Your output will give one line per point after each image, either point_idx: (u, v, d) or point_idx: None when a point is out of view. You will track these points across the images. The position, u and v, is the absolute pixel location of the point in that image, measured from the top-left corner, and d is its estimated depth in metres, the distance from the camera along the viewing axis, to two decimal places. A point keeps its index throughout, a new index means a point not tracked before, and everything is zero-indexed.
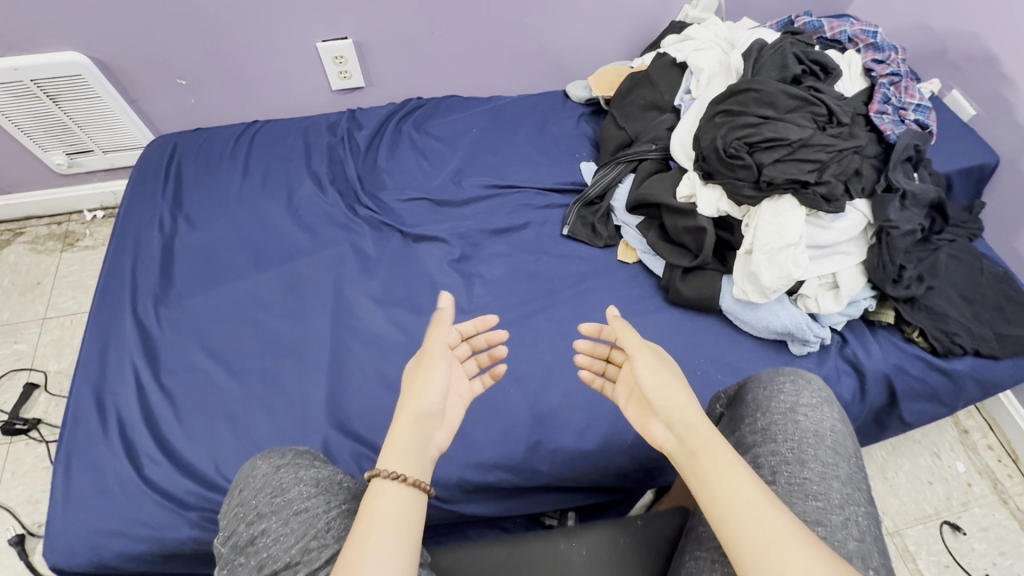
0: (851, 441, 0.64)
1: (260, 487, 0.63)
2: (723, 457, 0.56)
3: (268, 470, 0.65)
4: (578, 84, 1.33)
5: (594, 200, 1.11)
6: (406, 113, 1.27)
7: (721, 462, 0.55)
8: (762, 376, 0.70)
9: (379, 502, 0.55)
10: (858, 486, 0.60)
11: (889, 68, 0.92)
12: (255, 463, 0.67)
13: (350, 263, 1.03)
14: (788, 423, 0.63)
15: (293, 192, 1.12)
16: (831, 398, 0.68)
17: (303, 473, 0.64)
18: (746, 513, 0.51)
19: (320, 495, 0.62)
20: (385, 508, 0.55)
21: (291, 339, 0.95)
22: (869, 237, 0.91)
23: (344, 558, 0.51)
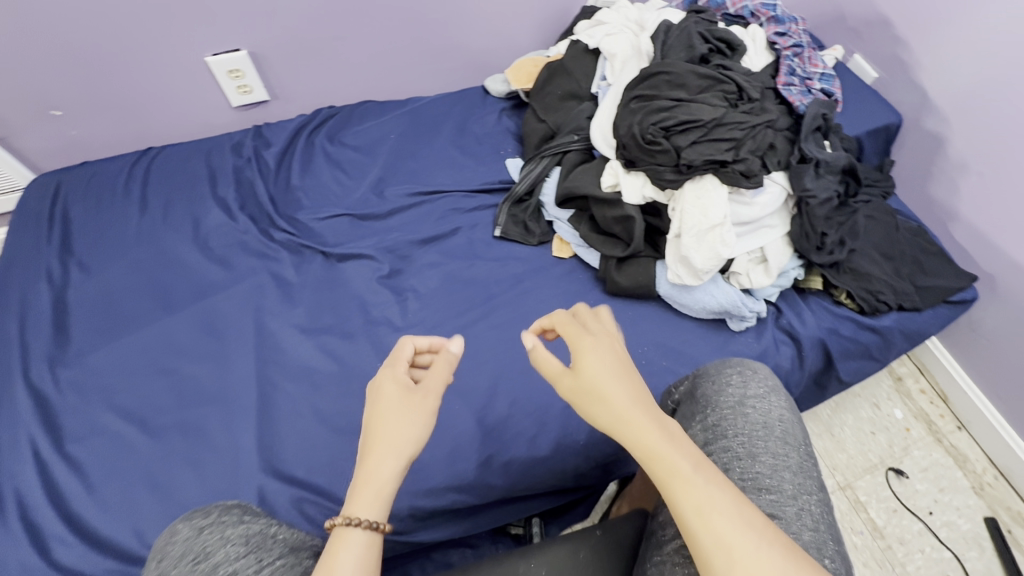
0: (800, 429, 0.64)
1: (180, 556, 0.56)
2: (687, 469, 0.48)
3: (189, 534, 0.58)
4: (496, 78, 1.29)
5: (523, 197, 1.08)
6: (318, 125, 1.20)
7: (675, 464, 0.49)
8: (711, 371, 0.70)
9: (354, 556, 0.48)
10: (810, 474, 0.60)
11: (790, 40, 0.93)
12: (175, 528, 0.61)
13: (271, 292, 0.96)
14: (738, 418, 0.63)
15: (199, 222, 1.03)
16: (777, 385, 0.68)
17: (229, 532, 0.59)
18: (708, 521, 0.45)
19: (250, 554, 0.56)
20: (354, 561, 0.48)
21: (212, 385, 0.87)
22: (790, 208, 0.93)
23: None
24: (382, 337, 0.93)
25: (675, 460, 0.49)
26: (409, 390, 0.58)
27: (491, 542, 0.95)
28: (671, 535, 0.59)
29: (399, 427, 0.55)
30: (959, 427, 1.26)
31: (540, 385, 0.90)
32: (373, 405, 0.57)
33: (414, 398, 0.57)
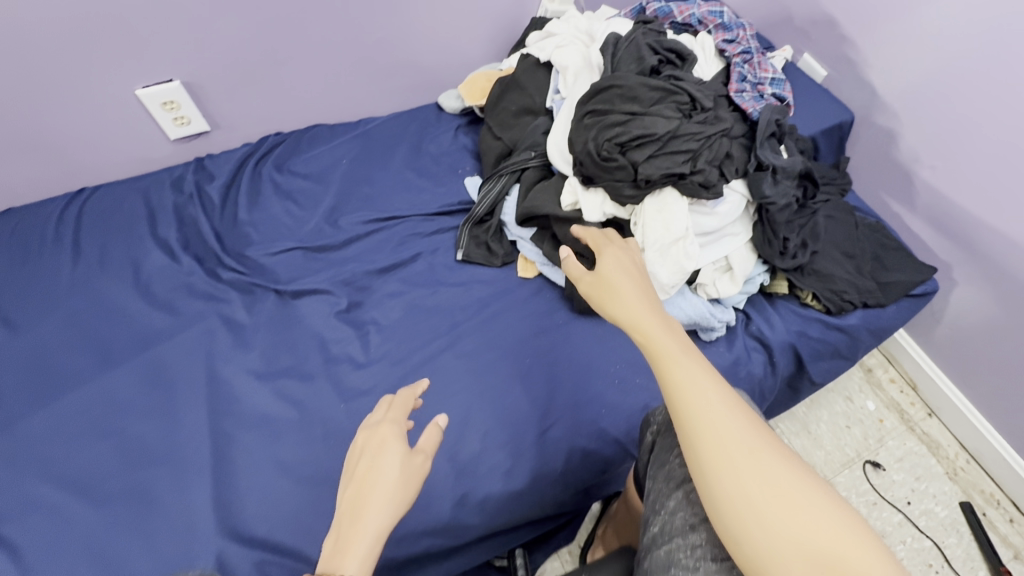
0: None
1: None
2: (675, 347, 0.60)
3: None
4: (450, 94, 1.26)
5: (484, 218, 1.05)
6: (265, 153, 1.15)
7: (668, 347, 0.60)
8: None
9: None
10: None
11: (739, 47, 0.93)
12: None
13: (221, 337, 0.90)
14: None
15: (140, 266, 0.97)
16: None
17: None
18: (693, 392, 0.56)
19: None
20: None
21: (161, 443, 0.81)
22: (751, 215, 0.92)
23: None
24: (344, 376, 0.88)
25: (670, 345, 0.60)
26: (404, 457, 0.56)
27: None
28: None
29: (385, 498, 0.53)
30: (930, 413, 1.29)
31: (512, 414, 0.87)
32: (370, 463, 0.56)
33: (415, 458, 0.56)
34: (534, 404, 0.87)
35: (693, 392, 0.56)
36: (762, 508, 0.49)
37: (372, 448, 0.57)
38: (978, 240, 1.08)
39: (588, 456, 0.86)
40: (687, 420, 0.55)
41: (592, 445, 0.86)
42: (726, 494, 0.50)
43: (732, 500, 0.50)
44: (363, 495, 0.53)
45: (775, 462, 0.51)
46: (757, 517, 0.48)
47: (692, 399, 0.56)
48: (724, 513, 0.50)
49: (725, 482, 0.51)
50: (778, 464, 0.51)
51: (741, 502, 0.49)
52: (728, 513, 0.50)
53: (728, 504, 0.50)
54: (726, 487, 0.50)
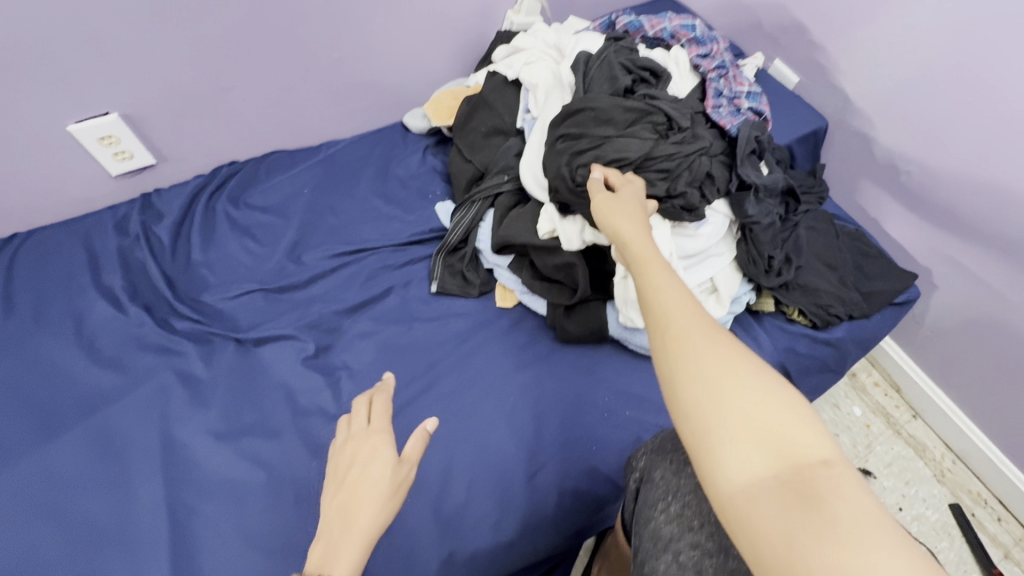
0: None
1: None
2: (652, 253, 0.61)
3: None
4: (415, 114, 1.20)
5: (458, 246, 1.00)
6: (219, 186, 1.07)
7: (648, 253, 0.61)
8: (665, 449, 0.69)
9: None
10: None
11: (714, 62, 0.90)
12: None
13: (177, 395, 0.83)
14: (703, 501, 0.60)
15: (82, 320, 0.88)
16: None
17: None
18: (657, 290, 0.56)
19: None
20: None
21: (112, 522, 0.73)
22: (734, 234, 0.90)
23: None
24: (315, 429, 0.82)
25: (645, 251, 0.61)
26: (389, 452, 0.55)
27: None
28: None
29: (376, 499, 0.51)
30: (914, 415, 1.29)
31: (498, 459, 0.81)
32: (353, 477, 0.53)
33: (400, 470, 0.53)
34: (521, 447, 0.83)
35: (667, 290, 0.55)
36: (715, 388, 0.46)
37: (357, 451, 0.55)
38: (956, 244, 1.07)
39: (580, 498, 0.82)
40: (654, 311, 0.54)
41: (583, 486, 0.82)
42: (678, 373, 0.48)
43: (685, 381, 0.47)
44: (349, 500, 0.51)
45: (736, 358, 0.48)
46: (705, 400, 0.46)
47: (664, 296, 0.55)
48: (676, 390, 0.48)
49: (679, 364, 0.48)
50: (740, 360, 0.48)
51: (694, 380, 0.47)
52: (678, 393, 0.47)
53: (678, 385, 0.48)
54: (680, 367, 0.48)
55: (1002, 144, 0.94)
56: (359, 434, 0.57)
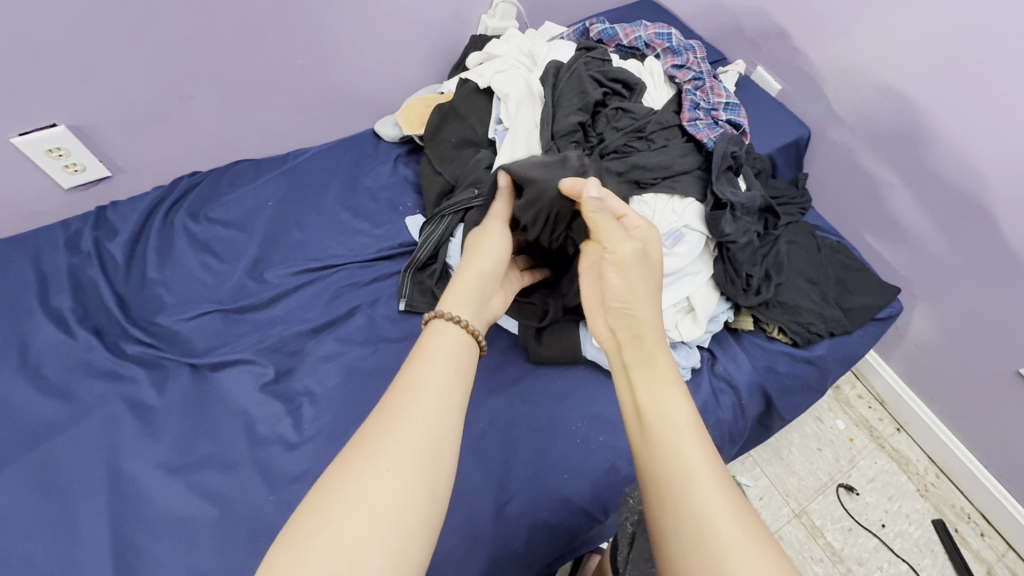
0: None
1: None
2: (666, 360, 0.63)
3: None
4: (387, 122, 1.16)
5: (427, 262, 0.96)
6: (178, 199, 1.02)
7: (661, 360, 0.63)
8: None
9: (444, 337, 0.63)
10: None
11: (690, 73, 0.86)
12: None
13: (127, 425, 0.79)
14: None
15: (27, 344, 0.84)
16: None
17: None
18: (668, 415, 0.57)
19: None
20: (444, 342, 0.62)
21: (52, 564, 0.69)
22: (711, 251, 0.86)
23: (404, 386, 0.56)
24: (272, 460, 0.78)
25: (662, 362, 0.62)
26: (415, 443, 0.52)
27: None
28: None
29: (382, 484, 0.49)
30: (898, 428, 1.27)
31: (464, 491, 0.78)
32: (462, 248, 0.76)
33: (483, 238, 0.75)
34: (488, 476, 0.79)
35: (677, 419, 0.56)
36: (715, 540, 0.48)
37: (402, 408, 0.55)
38: (940, 257, 1.05)
39: (549, 529, 0.78)
40: (664, 443, 0.55)
41: (554, 516, 0.79)
42: (678, 514, 0.51)
43: (686, 523, 0.50)
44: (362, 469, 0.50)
45: (730, 496, 0.51)
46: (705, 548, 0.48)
47: (674, 424, 0.56)
48: (676, 530, 0.51)
49: (683, 507, 0.51)
50: (737, 510, 0.50)
51: (694, 528, 0.49)
52: (675, 535, 0.50)
53: (679, 524, 0.51)
54: (683, 504, 0.51)
55: (988, 155, 0.91)
56: (424, 386, 0.56)
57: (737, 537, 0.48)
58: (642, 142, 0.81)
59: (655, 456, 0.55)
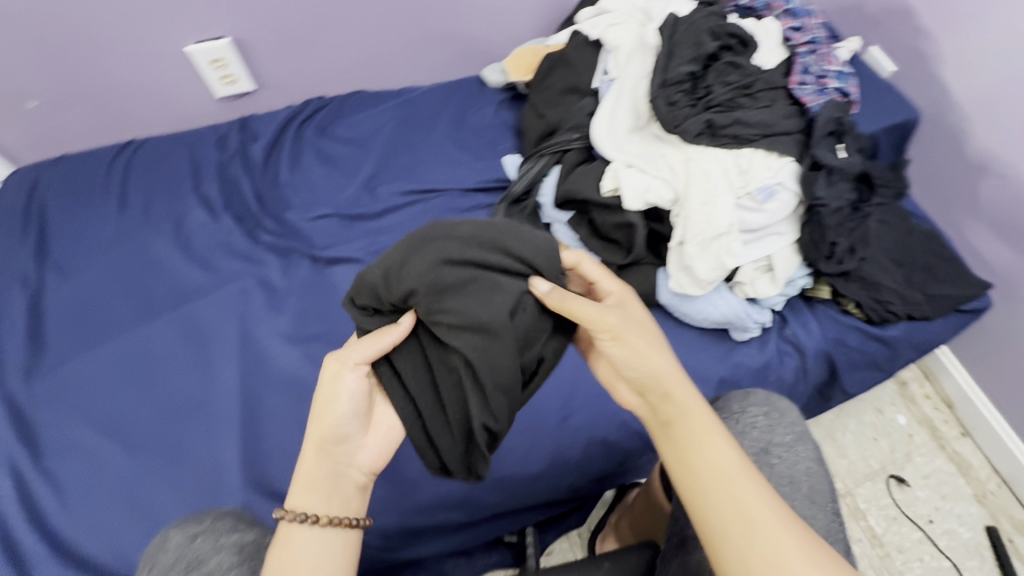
0: (826, 482, 0.66)
1: (170, 564, 0.55)
2: (706, 417, 0.57)
3: (182, 540, 0.57)
4: (494, 68, 1.23)
5: (520, 198, 1.03)
6: (307, 117, 1.15)
7: (700, 416, 0.57)
8: (734, 407, 0.70)
9: (304, 545, 0.56)
10: (836, 538, 0.62)
11: (806, 36, 0.88)
12: (164, 534, 0.59)
13: (256, 297, 0.92)
14: (763, 467, 0.64)
15: (182, 221, 0.99)
16: (805, 431, 0.69)
17: (224, 540, 0.58)
18: (725, 483, 0.54)
19: (246, 563, 0.57)
20: (305, 544, 0.56)
21: (194, 394, 0.84)
22: (800, 215, 0.89)
23: None
24: None
25: (703, 419, 0.57)
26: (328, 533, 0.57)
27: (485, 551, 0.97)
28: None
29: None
30: (964, 433, 1.24)
31: (535, 399, 0.86)
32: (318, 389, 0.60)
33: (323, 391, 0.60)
34: (558, 390, 0.86)
35: (728, 463, 0.55)
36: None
37: (300, 502, 0.57)
38: None
39: (607, 446, 0.86)
40: (718, 495, 0.53)
41: (612, 435, 0.86)
42: (749, 569, 0.50)
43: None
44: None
45: (806, 544, 0.51)
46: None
47: (724, 470, 0.54)
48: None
49: (751, 557, 0.50)
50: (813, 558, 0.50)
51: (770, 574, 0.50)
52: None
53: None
54: (754, 556, 0.50)
55: None
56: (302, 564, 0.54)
57: (814, 574, 0.49)
58: (747, 99, 0.85)
59: (710, 509, 0.53)
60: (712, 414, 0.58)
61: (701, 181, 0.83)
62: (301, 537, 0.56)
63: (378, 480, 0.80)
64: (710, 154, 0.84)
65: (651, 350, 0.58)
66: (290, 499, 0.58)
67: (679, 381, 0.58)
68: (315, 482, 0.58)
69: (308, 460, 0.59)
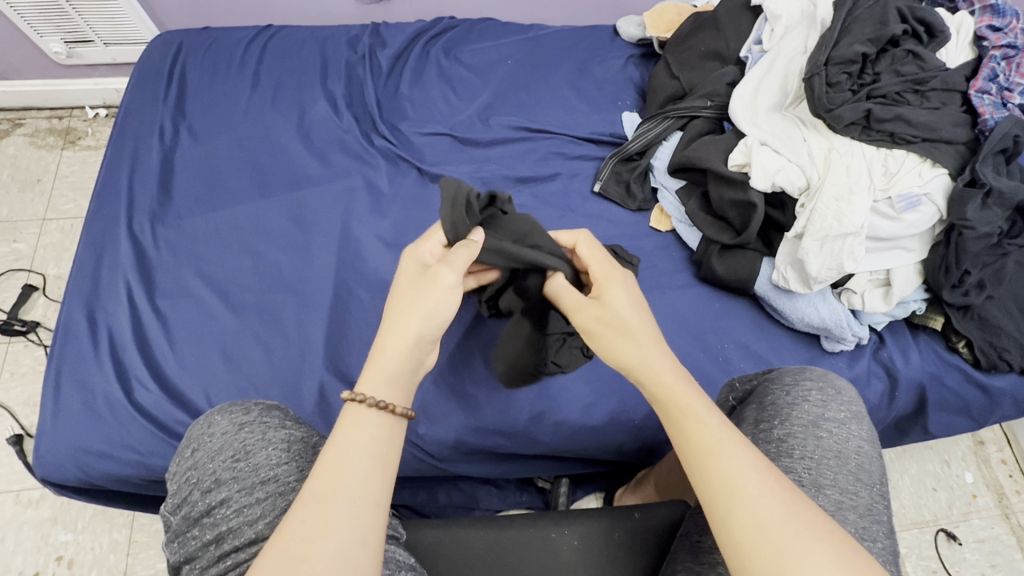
0: (875, 465, 0.59)
1: (219, 449, 0.57)
2: (691, 399, 0.53)
3: (228, 428, 0.59)
4: (631, 19, 1.15)
5: (633, 156, 0.99)
6: (436, 34, 1.14)
7: (689, 404, 0.52)
8: (785, 379, 0.65)
9: (364, 432, 0.51)
10: (878, 518, 0.55)
11: (1005, 38, 0.81)
12: (212, 417, 0.61)
13: (361, 197, 0.95)
14: (809, 438, 0.58)
15: (305, 111, 1.02)
16: (860, 412, 0.63)
17: (271, 434, 0.58)
18: (715, 461, 0.48)
19: (292, 462, 0.57)
20: (364, 438, 0.51)
21: (293, 274, 0.89)
22: (936, 233, 0.81)
23: (312, 492, 0.47)
24: None
25: (687, 400, 0.53)
26: (394, 424, 0.53)
27: (517, 490, 1.00)
28: (710, 542, 0.56)
29: (365, 479, 0.48)
30: None
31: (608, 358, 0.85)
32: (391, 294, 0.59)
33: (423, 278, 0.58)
34: None
35: (709, 440, 0.49)
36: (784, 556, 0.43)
37: (377, 390, 0.53)
38: None
39: None
40: (699, 477, 0.49)
41: None
42: (736, 547, 0.45)
43: (750, 551, 0.44)
44: (341, 473, 0.48)
45: (803, 532, 0.43)
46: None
47: (708, 445, 0.49)
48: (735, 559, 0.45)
49: (736, 528, 0.45)
50: (813, 547, 0.43)
51: (763, 551, 0.43)
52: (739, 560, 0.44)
53: (738, 557, 0.44)
54: (738, 532, 0.45)
55: None
56: (354, 454, 0.49)
57: (810, 551, 0.42)
58: (916, 97, 0.79)
59: (695, 483, 0.49)
60: (697, 392, 0.54)
61: (841, 175, 0.78)
62: (369, 423, 0.51)
63: (443, 393, 0.84)
64: (856, 149, 0.79)
65: (643, 337, 0.58)
66: (362, 384, 0.53)
67: (662, 359, 0.56)
68: (397, 371, 0.54)
69: (401, 335, 0.55)
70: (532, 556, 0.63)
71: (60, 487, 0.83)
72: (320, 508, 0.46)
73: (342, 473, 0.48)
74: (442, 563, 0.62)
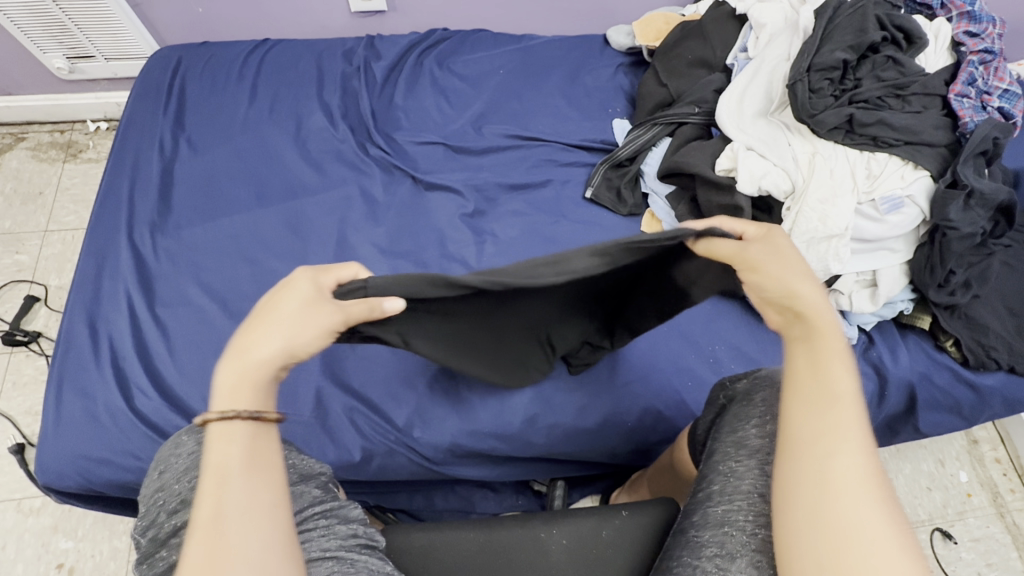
0: None
1: (185, 470, 0.58)
2: (834, 349, 0.51)
3: (193, 448, 0.59)
4: (620, 29, 1.17)
5: (623, 163, 1.01)
6: (429, 45, 1.17)
7: (833, 350, 0.50)
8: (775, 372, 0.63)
9: (234, 451, 0.48)
10: None
11: (981, 44, 0.83)
12: (178, 438, 0.62)
13: (356, 205, 0.97)
14: None
15: (301, 122, 1.05)
16: None
17: None
18: (839, 407, 0.47)
19: None
20: (240, 449, 0.48)
21: None
22: (921, 234, 0.83)
23: (202, 516, 0.45)
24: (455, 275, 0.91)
25: (836, 347, 0.51)
26: (264, 429, 0.50)
27: (513, 493, 1.01)
28: (705, 538, 0.56)
29: (255, 488, 0.47)
30: None
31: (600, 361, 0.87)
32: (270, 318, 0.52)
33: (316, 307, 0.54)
34: (623, 356, 0.87)
35: (842, 388, 0.48)
36: (853, 502, 0.43)
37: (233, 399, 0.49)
38: None
39: (660, 420, 0.86)
40: (818, 414, 0.47)
41: (669, 411, 0.85)
42: (817, 487, 0.45)
43: (826, 487, 0.44)
44: (222, 487, 0.46)
45: (885, 503, 0.43)
46: (842, 524, 0.43)
47: (837, 392, 0.48)
48: (809, 495, 0.45)
49: (829, 468, 0.45)
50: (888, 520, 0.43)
51: (834, 494, 0.44)
52: (816, 497, 0.44)
53: (819, 491, 0.44)
54: (830, 472, 0.45)
55: None
56: (225, 475, 0.46)
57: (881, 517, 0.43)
58: (896, 101, 0.81)
59: (805, 418, 0.48)
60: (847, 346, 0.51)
61: (824, 180, 0.80)
62: (236, 445, 0.48)
63: (437, 398, 0.85)
64: (840, 152, 0.81)
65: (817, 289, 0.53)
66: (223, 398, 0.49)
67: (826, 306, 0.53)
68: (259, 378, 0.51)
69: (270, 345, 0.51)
70: (524, 557, 0.64)
71: (61, 495, 0.84)
72: (216, 526, 0.44)
73: (225, 489, 0.46)
74: (435, 566, 0.63)
